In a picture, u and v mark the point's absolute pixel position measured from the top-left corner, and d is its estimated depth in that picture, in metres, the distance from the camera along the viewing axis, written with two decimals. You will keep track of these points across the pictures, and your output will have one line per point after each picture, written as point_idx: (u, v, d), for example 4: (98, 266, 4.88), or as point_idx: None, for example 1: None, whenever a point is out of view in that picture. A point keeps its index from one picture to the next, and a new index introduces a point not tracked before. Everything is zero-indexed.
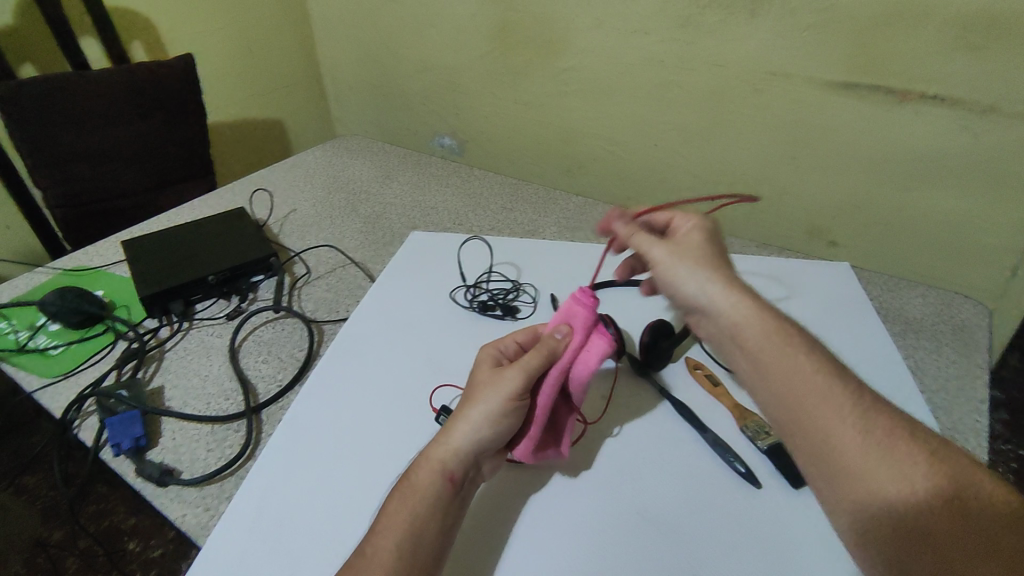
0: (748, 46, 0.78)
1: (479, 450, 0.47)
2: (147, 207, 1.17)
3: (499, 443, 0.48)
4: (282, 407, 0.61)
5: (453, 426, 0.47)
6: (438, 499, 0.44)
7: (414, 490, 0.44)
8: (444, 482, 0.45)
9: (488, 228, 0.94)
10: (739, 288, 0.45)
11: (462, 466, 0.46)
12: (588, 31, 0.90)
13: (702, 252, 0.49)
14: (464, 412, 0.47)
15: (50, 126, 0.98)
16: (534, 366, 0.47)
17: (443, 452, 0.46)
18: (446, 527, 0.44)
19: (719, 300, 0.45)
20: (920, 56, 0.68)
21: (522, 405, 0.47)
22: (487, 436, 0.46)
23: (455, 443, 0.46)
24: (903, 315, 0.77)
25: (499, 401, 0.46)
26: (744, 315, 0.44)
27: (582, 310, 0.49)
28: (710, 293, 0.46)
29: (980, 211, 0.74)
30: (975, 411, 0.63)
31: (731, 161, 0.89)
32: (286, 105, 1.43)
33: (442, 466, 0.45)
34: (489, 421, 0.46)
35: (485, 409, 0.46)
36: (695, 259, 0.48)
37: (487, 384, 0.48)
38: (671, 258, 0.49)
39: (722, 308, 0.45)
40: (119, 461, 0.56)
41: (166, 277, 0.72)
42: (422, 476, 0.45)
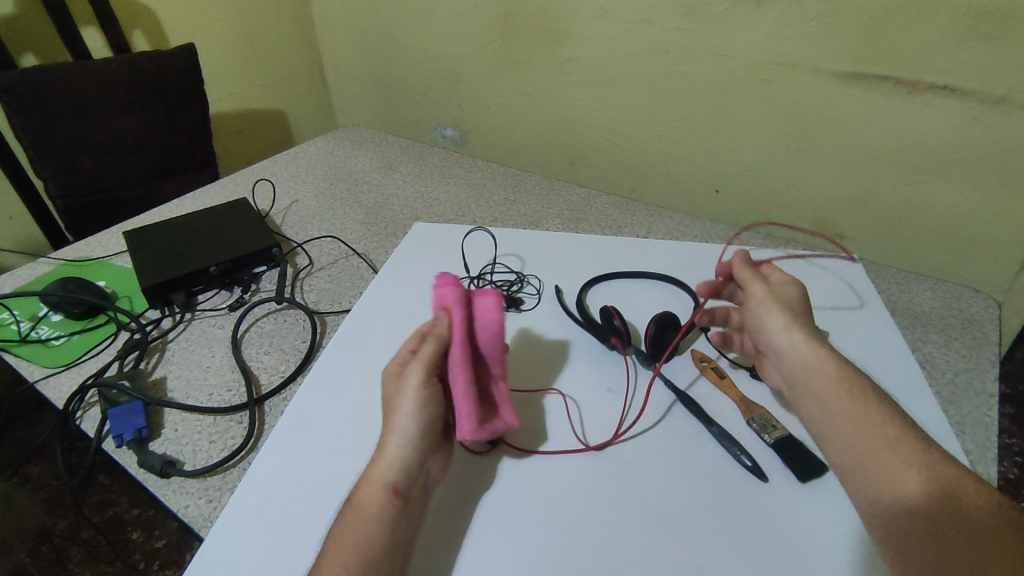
0: (754, 36, 0.77)
1: (416, 454, 0.45)
2: (148, 197, 1.16)
3: (431, 442, 0.47)
4: (285, 398, 0.61)
5: (385, 442, 0.46)
6: (385, 512, 0.43)
7: (359, 510, 0.43)
8: (390, 496, 0.43)
9: (492, 220, 0.93)
10: (819, 341, 0.50)
11: (406, 476, 0.44)
12: (593, 21, 0.89)
13: (798, 305, 0.53)
14: (388, 426, 0.47)
15: (51, 116, 0.98)
16: (430, 350, 0.49)
17: (377, 468, 0.44)
18: (397, 539, 0.42)
19: (799, 347, 0.50)
20: (930, 45, 0.67)
21: (435, 389, 0.48)
22: (419, 438, 0.46)
23: (389, 456, 0.45)
24: (910, 307, 0.77)
25: (413, 395, 0.47)
26: (820, 362, 0.48)
27: (449, 289, 0.52)
28: (794, 340, 0.50)
29: (989, 203, 0.73)
30: (983, 405, 0.62)
31: (736, 152, 0.88)
32: (288, 96, 1.42)
33: (384, 481, 0.44)
34: (415, 423, 0.46)
35: (402, 411, 0.46)
36: (793, 310, 0.52)
37: (397, 391, 0.48)
38: (768, 299, 0.53)
39: (801, 354, 0.49)
40: (121, 452, 0.55)
41: (167, 268, 0.71)
42: (365, 494, 0.43)
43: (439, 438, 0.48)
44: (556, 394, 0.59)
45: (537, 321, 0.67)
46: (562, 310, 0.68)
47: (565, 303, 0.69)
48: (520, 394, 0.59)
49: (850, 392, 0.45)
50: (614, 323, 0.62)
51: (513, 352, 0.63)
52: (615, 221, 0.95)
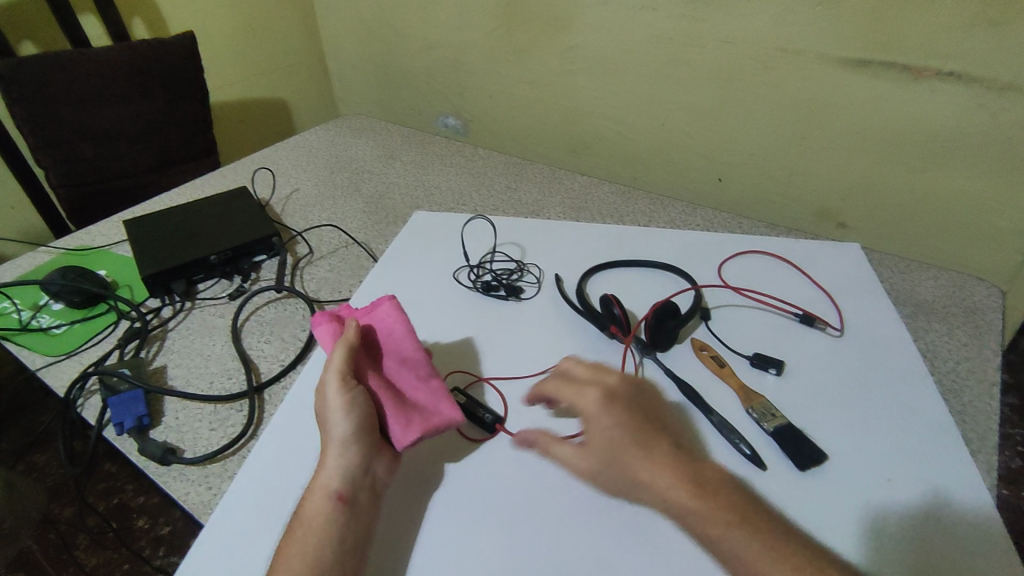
0: (758, 22, 0.76)
1: (356, 459, 0.46)
2: (149, 186, 1.16)
3: (369, 444, 0.48)
4: (284, 386, 0.60)
5: (323, 454, 0.47)
6: (332, 518, 0.44)
7: (306, 519, 0.44)
8: (334, 502, 0.44)
9: (492, 209, 0.93)
10: (659, 468, 0.43)
11: (349, 481, 0.46)
12: (595, 7, 0.88)
13: (615, 429, 0.46)
14: (325, 439, 0.48)
15: (50, 105, 0.97)
16: (342, 357, 0.50)
17: (320, 479, 0.46)
18: (347, 541, 0.43)
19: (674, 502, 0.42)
20: (936, 31, 0.66)
21: (358, 395, 0.48)
22: (353, 443, 0.47)
23: (329, 467, 0.46)
24: (913, 296, 0.76)
25: (334, 405, 0.47)
26: (668, 501, 0.42)
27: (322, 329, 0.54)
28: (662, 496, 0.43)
29: (994, 191, 0.72)
30: (985, 394, 0.62)
31: (739, 140, 0.87)
32: (289, 85, 1.42)
33: (326, 490, 0.45)
34: (349, 436, 0.47)
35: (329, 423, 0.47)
36: (608, 442, 0.46)
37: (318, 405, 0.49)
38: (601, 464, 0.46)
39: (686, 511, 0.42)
40: (122, 439, 0.56)
41: (168, 257, 0.71)
42: (308, 506, 0.45)
43: (378, 440, 0.49)
44: None
45: (537, 309, 0.67)
46: (562, 299, 0.68)
47: (564, 292, 0.68)
48: (519, 383, 0.59)
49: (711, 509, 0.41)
50: (614, 312, 0.63)
51: (512, 340, 0.63)
52: (616, 210, 0.95)
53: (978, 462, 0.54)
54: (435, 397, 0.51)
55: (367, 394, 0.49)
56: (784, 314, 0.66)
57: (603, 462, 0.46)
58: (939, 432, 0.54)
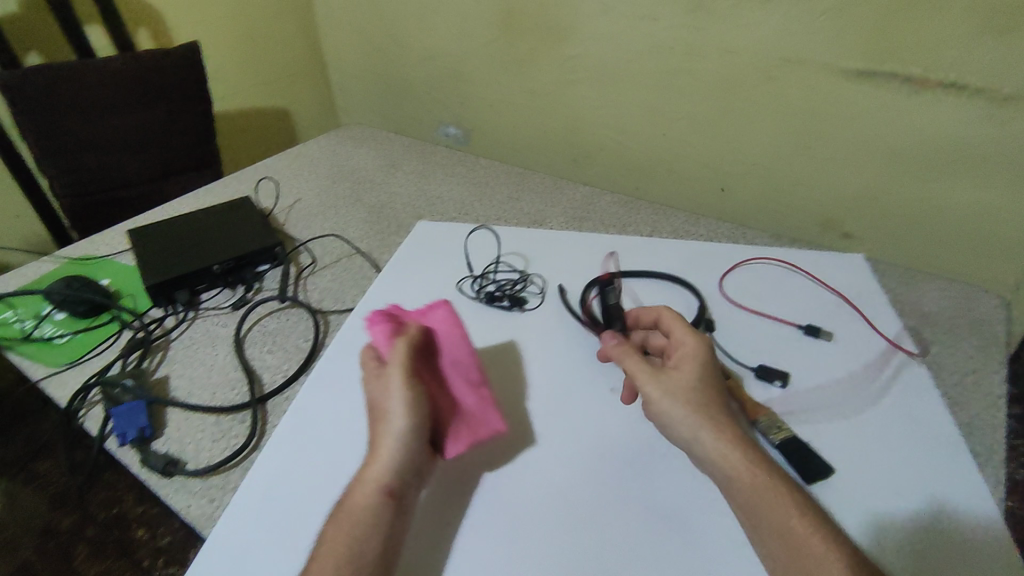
0: (761, 33, 0.76)
1: (407, 459, 0.47)
2: (152, 195, 1.16)
3: (421, 447, 0.48)
4: (288, 397, 0.60)
5: (378, 445, 0.48)
6: (378, 514, 0.45)
7: (354, 512, 0.45)
8: (383, 499, 0.45)
9: (494, 219, 0.93)
10: (731, 434, 0.48)
11: (398, 480, 0.46)
12: (597, 18, 0.88)
13: (704, 385, 0.51)
14: (380, 429, 0.48)
15: (55, 114, 0.98)
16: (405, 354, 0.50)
17: (372, 472, 0.46)
18: (390, 539, 0.44)
19: (716, 452, 0.47)
20: (939, 42, 0.67)
21: (418, 396, 0.49)
22: (407, 445, 0.47)
23: (382, 460, 0.47)
24: (917, 307, 0.76)
25: (395, 402, 0.48)
26: (732, 460, 0.47)
27: (376, 331, 0.53)
28: (709, 444, 0.48)
29: (998, 201, 0.72)
30: (992, 406, 0.62)
31: (742, 150, 0.87)
32: (292, 94, 1.42)
33: (380, 482, 0.46)
34: (407, 431, 0.47)
35: (388, 414, 0.48)
36: (693, 392, 0.50)
37: (377, 393, 0.49)
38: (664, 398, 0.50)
39: (722, 462, 0.47)
40: (124, 451, 0.55)
41: (172, 267, 0.71)
42: (358, 494, 0.46)
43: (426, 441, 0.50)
44: (557, 393, 0.59)
45: (542, 320, 0.67)
46: (566, 309, 0.68)
47: (568, 302, 0.68)
48: (523, 395, 0.58)
49: (772, 485, 0.45)
50: (617, 323, 0.63)
51: (516, 352, 0.63)
52: (618, 220, 0.95)
53: (986, 476, 0.54)
54: (481, 402, 0.53)
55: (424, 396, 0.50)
56: (788, 325, 0.66)
57: (672, 404, 0.50)
58: (947, 445, 0.54)
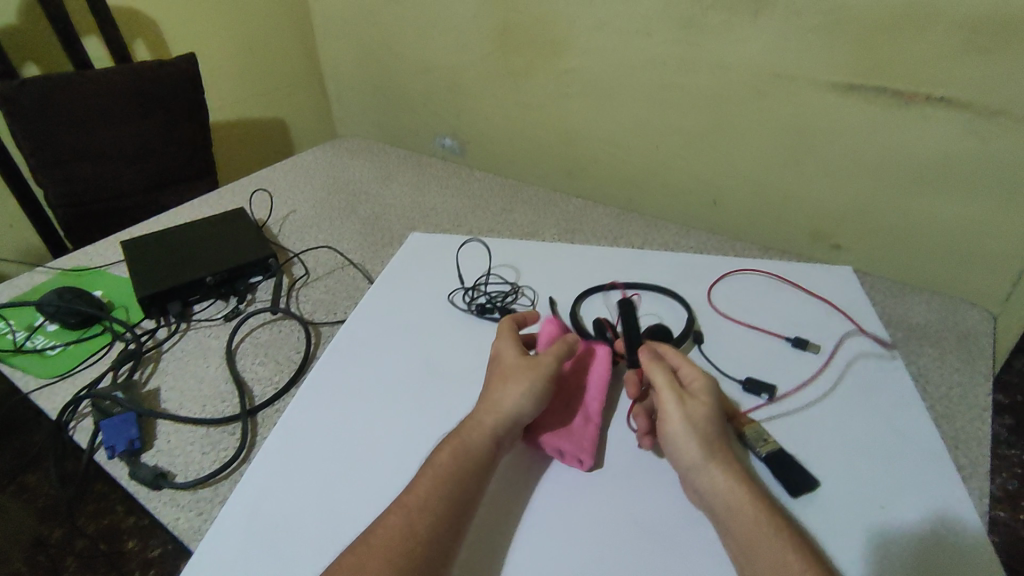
0: (751, 48, 0.77)
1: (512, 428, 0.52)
2: (147, 206, 1.16)
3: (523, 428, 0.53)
4: (278, 410, 0.60)
5: (499, 398, 0.52)
6: (483, 457, 0.49)
7: (464, 446, 0.49)
8: (490, 444, 0.50)
9: (486, 231, 0.93)
10: (727, 464, 0.48)
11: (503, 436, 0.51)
12: (590, 32, 0.89)
13: (714, 412, 0.51)
14: (507, 385, 0.53)
15: (51, 124, 0.98)
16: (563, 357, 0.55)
17: (491, 415, 0.51)
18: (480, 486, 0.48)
19: (718, 486, 0.47)
20: (924, 58, 0.68)
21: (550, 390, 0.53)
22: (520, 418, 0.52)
23: (503, 409, 0.51)
24: (905, 320, 0.77)
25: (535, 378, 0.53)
26: (729, 488, 0.46)
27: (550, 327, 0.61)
28: (711, 476, 0.47)
29: (984, 214, 0.73)
30: (977, 419, 0.62)
31: (733, 163, 0.88)
32: (288, 105, 1.43)
33: (488, 428, 0.51)
34: (533, 397, 0.52)
35: (515, 380, 0.53)
36: (704, 417, 0.50)
37: (519, 365, 0.54)
38: (681, 422, 0.50)
39: (722, 496, 0.46)
40: (113, 463, 0.55)
41: (165, 278, 0.71)
42: (467, 434, 0.50)
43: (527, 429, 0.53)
44: None
45: None
46: (557, 321, 0.68)
47: (558, 314, 0.69)
48: None
49: (762, 517, 0.45)
50: (607, 335, 0.63)
51: None
52: (610, 232, 0.95)
53: (970, 489, 0.54)
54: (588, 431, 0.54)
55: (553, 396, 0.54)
56: (776, 338, 0.67)
57: (677, 426, 0.50)
58: (932, 458, 0.54)
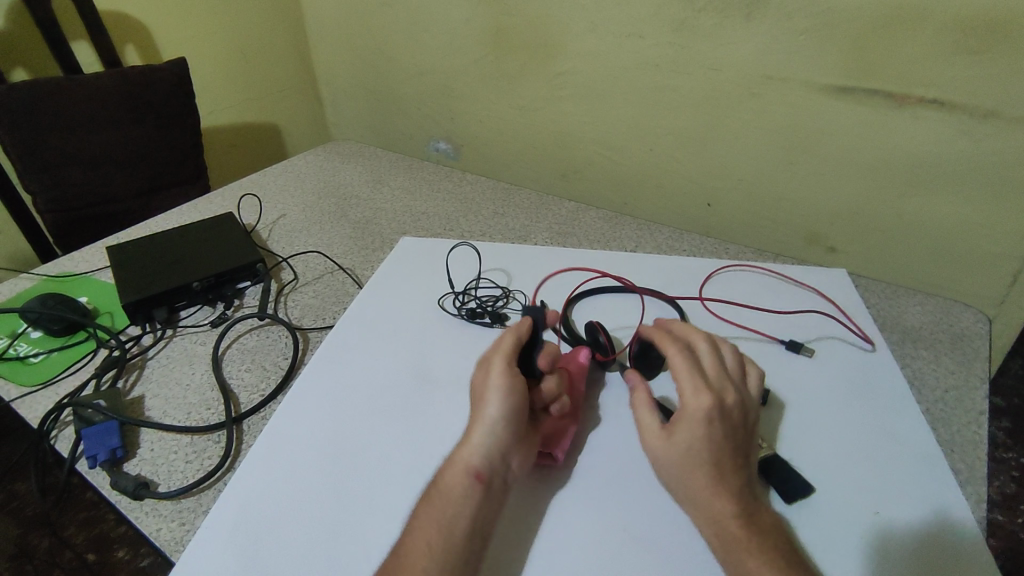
0: (743, 50, 0.77)
1: (500, 447, 0.48)
2: (138, 211, 1.15)
3: (518, 432, 0.49)
4: (263, 417, 0.59)
5: (474, 429, 0.49)
6: (467, 497, 0.46)
7: (446, 491, 0.46)
8: (473, 481, 0.46)
9: (479, 234, 0.93)
10: (709, 500, 0.46)
11: (489, 463, 0.47)
12: (583, 35, 0.89)
13: (696, 445, 0.48)
14: (480, 412, 0.49)
15: (39, 130, 0.97)
16: (511, 343, 0.53)
17: (467, 451, 0.48)
18: (478, 527, 0.45)
19: (702, 525, 0.46)
20: (916, 60, 0.67)
21: (518, 383, 0.50)
22: (502, 430, 0.48)
23: (475, 440, 0.48)
24: (900, 322, 0.76)
25: (496, 387, 0.50)
26: (710, 527, 0.45)
27: None
28: (697, 515, 0.46)
29: (978, 216, 0.73)
30: (973, 423, 0.61)
31: (727, 166, 0.88)
32: (281, 109, 1.42)
33: (468, 463, 0.47)
34: (505, 412, 0.49)
35: (491, 403, 0.49)
36: (683, 449, 0.48)
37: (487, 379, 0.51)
38: (662, 464, 0.49)
39: (707, 534, 0.45)
40: (95, 473, 0.54)
41: (151, 284, 0.70)
42: (453, 480, 0.47)
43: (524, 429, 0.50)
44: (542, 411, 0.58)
45: None
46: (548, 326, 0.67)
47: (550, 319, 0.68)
48: None
49: (750, 548, 0.43)
50: (598, 338, 0.63)
51: None
52: (603, 236, 0.95)
53: (967, 494, 0.54)
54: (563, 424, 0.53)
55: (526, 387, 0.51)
56: (770, 341, 0.66)
57: (656, 460, 0.49)
58: (927, 462, 0.53)
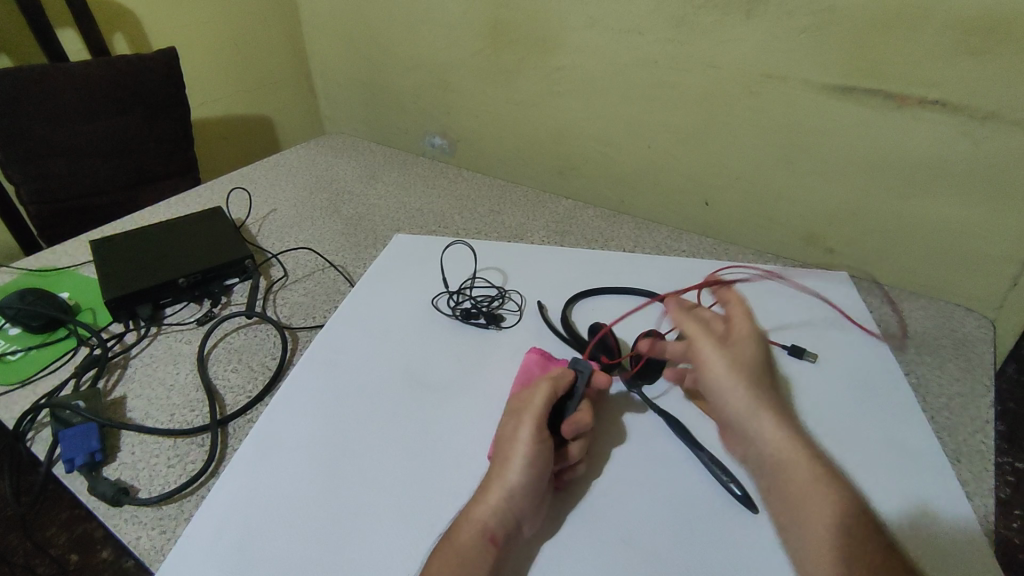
0: (744, 47, 0.75)
1: (518, 513, 0.45)
2: (124, 204, 1.13)
3: (538, 497, 0.47)
4: (250, 419, 0.58)
5: (493, 487, 0.46)
6: (479, 559, 0.43)
7: (456, 550, 0.44)
8: (486, 543, 0.44)
9: (475, 232, 0.91)
10: (783, 422, 0.50)
11: (504, 526, 0.45)
12: (581, 30, 0.87)
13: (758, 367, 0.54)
14: (501, 471, 0.47)
15: (21, 119, 0.95)
16: (543, 403, 0.50)
17: (484, 510, 0.45)
18: None
19: (770, 435, 0.49)
20: (919, 60, 0.66)
21: (544, 450, 0.48)
22: (521, 495, 0.46)
23: (492, 501, 0.45)
24: (902, 327, 0.75)
25: (523, 450, 0.47)
26: (781, 438, 0.48)
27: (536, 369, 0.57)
28: (765, 425, 0.49)
29: (980, 220, 0.71)
30: (978, 431, 0.60)
31: (726, 165, 0.86)
32: (273, 102, 1.40)
33: (483, 525, 0.44)
34: (529, 476, 0.46)
35: (515, 465, 0.46)
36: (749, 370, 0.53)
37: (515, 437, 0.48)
38: (730, 376, 0.52)
39: (773, 442, 0.48)
40: (73, 477, 0.52)
41: (135, 280, 0.68)
42: (465, 539, 0.44)
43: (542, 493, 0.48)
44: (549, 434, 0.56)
45: (517, 339, 0.64)
46: (544, 328, 0.66)
47: (547, 320, 0.66)
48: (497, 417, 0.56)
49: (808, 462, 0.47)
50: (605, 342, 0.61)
51: (489, 370, 0.61)
52: (601, 235, 0.93)
53: (973, 506, 0.52)
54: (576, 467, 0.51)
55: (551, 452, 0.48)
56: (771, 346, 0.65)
57: (727, 384, 0.52)
58: (931, 473, 0.52)
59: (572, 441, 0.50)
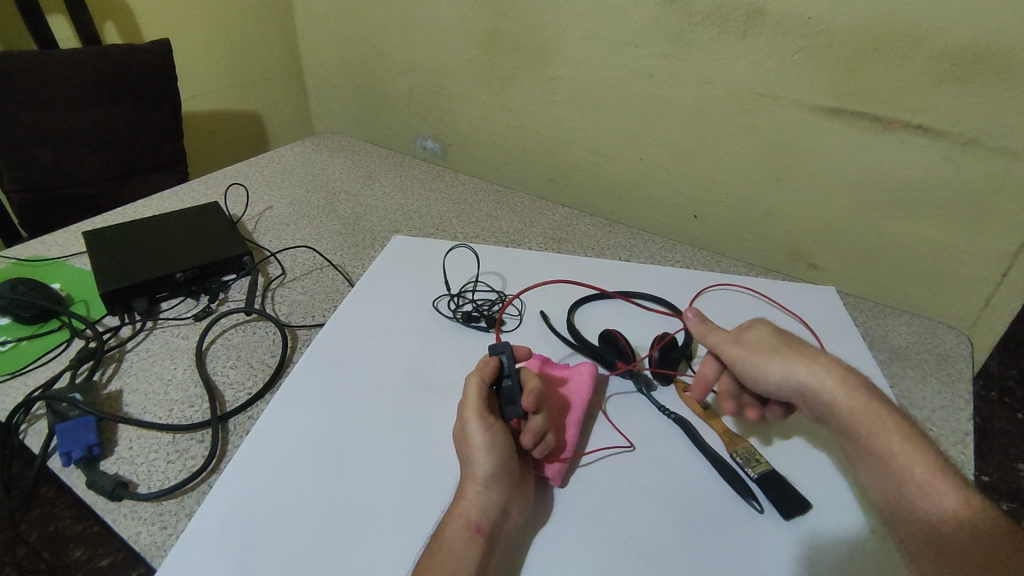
0: (738, 66, 0.78)
1: (496, 500, 0.47)
2: (112, 195, 1.11)
3: (513, 481, 0.48)
4: (251, 416, 0.57)
5: (467, 485, 0.47)
6: (470, 552, 0.43)
7: (446, 546, 0.44)
8: (474, 535, 0.44)
9: (471, 236, 0.92)
10: (832, 370, 0.48)
11: (489, 515, 0.46)
12: (578, 41, 0.89)
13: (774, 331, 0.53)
14: (469, 467, 0.48)
15: (8, 105, 0.92)
16: (476, 392, 0.51)
17: (465, 506, 0.46)
18: None
19: (824, 388, 0.48)
20: (905, 86, 0.69)
21: (498, 435, 0.49)
22: (494, 482, 0.47)
23: (471, 497, 0.47)
24: (887, 342, 0.78)
25: (479, 440, 0.48)
26: (843, 395, 0.47)
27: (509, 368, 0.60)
28: (816, 379, 0.48)
29: (958, 240, 0.75)
30: (958, 443, 0.63)
31: (717, 180, 0.88)
32: (263, 98, 1.39)
33: (467, 520, 0.45)
34: (494, 462, 0.48)
35: (478, 457, 0.48)
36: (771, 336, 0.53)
37: (466, 433, 0.49)
38: (748, 354, 0.53)
39: (831, 397, 0.47)
40: (69, 471, 0.52)
41: (131, 273, 0.67)
42: (457, 536, 0.44)
43: (518, 479, 0.49)
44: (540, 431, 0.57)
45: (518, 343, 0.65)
46: (545, 333, 0.67)
47: (548, 326, 0.67)
48: None
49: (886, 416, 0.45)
50: (619, 345, 0.64)
51: None
52: (596, 243, 0.95)
53: None
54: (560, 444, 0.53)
55: (507, 436, 0.50)
56: None
57: (754, 367, 0.52)
58: None
59: (531, 414, 0.51)
